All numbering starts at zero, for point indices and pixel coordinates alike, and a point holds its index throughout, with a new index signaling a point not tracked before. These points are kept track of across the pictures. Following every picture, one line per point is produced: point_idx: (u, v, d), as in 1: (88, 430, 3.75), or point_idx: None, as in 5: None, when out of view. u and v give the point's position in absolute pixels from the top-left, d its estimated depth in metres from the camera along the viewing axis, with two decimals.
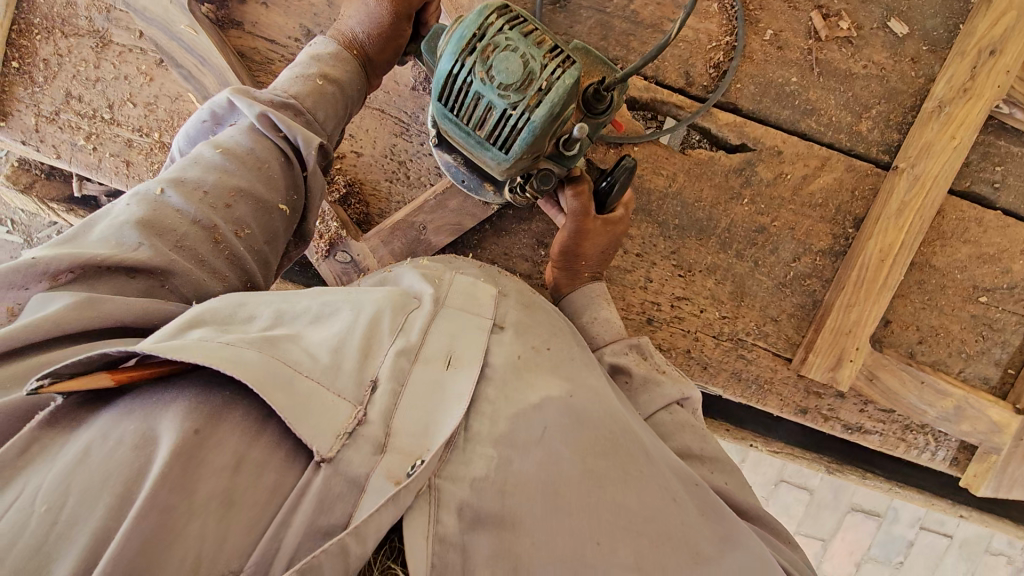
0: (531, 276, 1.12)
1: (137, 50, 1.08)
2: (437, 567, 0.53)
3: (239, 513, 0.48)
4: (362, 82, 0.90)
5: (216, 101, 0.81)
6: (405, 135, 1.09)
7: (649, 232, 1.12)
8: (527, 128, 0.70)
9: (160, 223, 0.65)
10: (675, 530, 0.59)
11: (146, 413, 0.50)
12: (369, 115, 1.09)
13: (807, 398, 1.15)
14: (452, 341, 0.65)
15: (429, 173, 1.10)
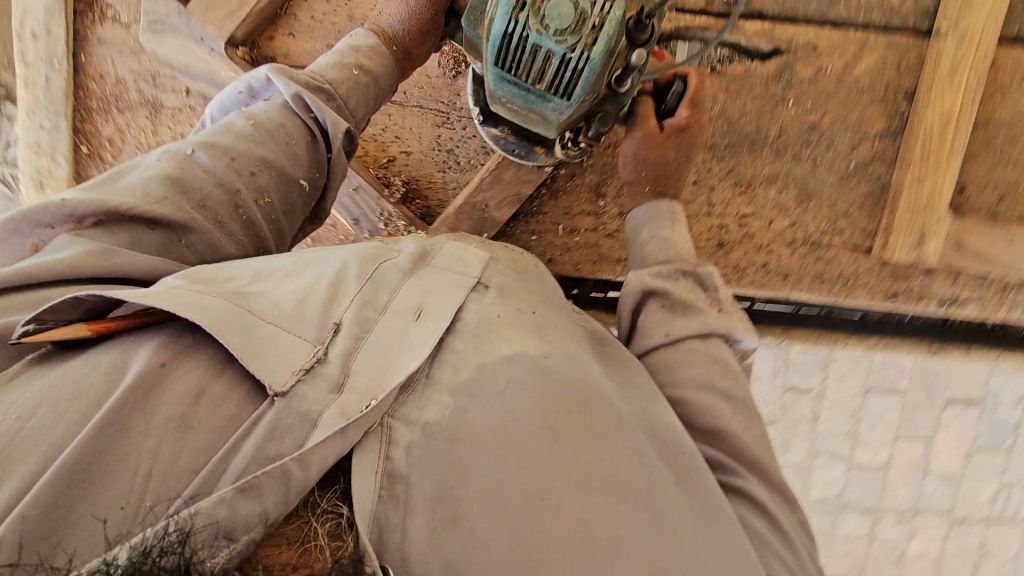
0: (597, 228, 1.16)
1: (187, 108, 1.16)
2: (384, 501, 0.54)
3: (194, 436, 0.53)
4: (397, 70, 1.00)
5: (253, 77, 0.91)
6: (446, 124, 1.15)
7: (703, 157, 1.14)
8: (588, 69, 0.75)
9: (184, 181, 0.75)
10: (635, 489, 0.58)
11: (120, 347, 0.57)
12: (409, 114, 1.16)
13: (900, 281, 1.15)
14: (427, 299, 0.67)
15: (477, 153, 1.15)
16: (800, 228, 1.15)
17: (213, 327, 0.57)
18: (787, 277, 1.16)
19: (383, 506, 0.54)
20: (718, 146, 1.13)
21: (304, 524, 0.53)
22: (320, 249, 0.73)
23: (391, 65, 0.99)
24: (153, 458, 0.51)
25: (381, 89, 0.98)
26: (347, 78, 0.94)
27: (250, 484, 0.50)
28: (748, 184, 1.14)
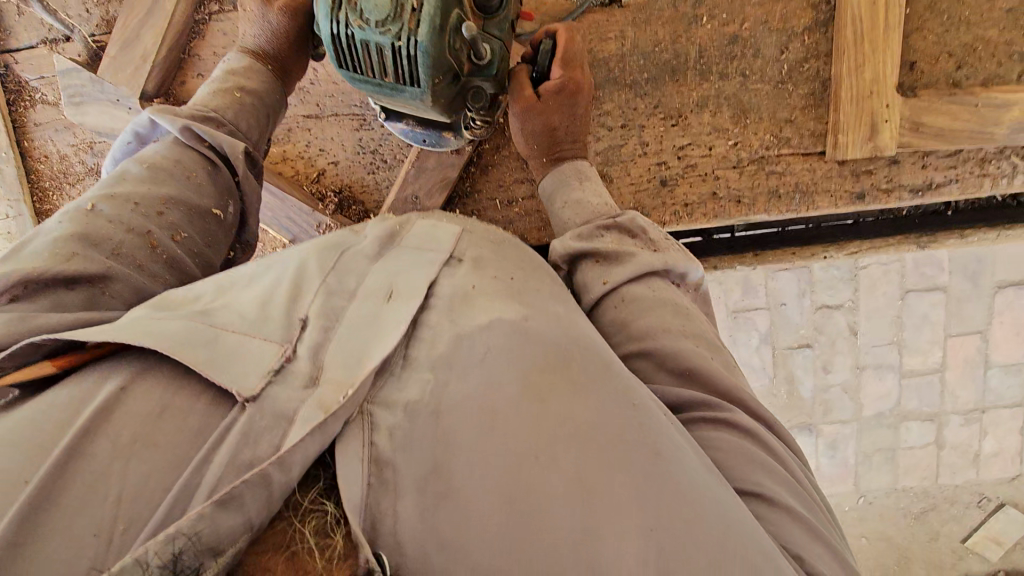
0: (525, 190, 1.53)
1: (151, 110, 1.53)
2: (374, 486, 0.61)
3: (160, 451, 0.61)
4: (273, 82, 1.38)
5: (138, 123, 1.24)
6: (364, 128, 1.54)
7: (624, 95, 1.40)
8: (418, 52, 1.09)
9: (92, 234, 0.97)
10: (631, 437, 0.66)
11: (93, 373, 0.68)
12: (335, 123, 1.55)
13: (860, 181, 1.40)
14: (392, 279, 0.77)
15: (399, 149, 1.54)
16: (741, 148, 1.40)
17: (180, 352, 0.67)
18: (740, 200, 1.41)
19: (373, 494, 0.60)
20: (639, 83, 1.39)
21: (288, 526, 0.60)
22: (276, 257, 0.85)
23: (262, 80, 1.35)
24: (118, 485, 0.58)
25: (260, 104, 1.33)
26: (231, 101, 1.29)
27: (229, 497, 0.55)
28: (679, 115, 1.39)
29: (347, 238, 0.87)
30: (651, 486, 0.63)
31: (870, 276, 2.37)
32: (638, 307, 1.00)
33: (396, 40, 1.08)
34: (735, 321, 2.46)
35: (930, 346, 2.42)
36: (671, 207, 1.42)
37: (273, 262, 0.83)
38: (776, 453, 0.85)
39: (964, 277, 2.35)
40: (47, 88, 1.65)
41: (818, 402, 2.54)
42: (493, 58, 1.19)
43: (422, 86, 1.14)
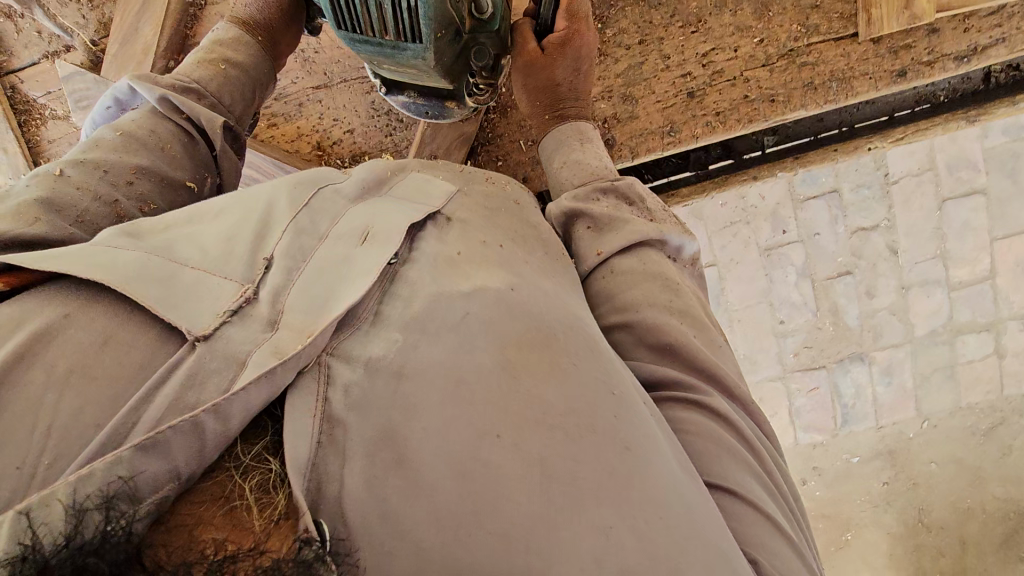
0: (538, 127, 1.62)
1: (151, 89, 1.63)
2: (321, 445, 0.63)
3: (99, 384, 0.61)
4: (264, 57, 1.49)
5: (117, 90, 1.32)
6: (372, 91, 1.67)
7: (638, 12, 1.45)
8: (421, 6, 1.20)
9: (57, 197, 0.99)
10: (598, 418, 0.71)
11: (25, 300, 0.67)
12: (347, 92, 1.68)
13: (898, 59, 1.38)
14: (370, 220, 0.82)
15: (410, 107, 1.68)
16: (767, 45, 1.42)
17: (133, 282, 0.66)
18: (774, 99, 1.41)
19: (322, 453, 0.63)
20: None
21: (229, 477, 0.61)
22: (252, 192, 0.86)
23: (250, 52, 1.45)
24: (53, 412, 0.58)
25: (240, 78, 1.43)
26: (215, 72, 1.39)
27: (155, 442, 0.56)
28: (697, 21, 1.43)
29: (327, 179, 0.90)
30: (611, 461, 0.68)
31: (904, 189, 2.31)
32: (626, 280, 1.05)
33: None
34: (769, 258, 2.41)
35: (976, 252, 2.36)
36: (705, 118, 1.44)
37: (245, 198, 0.85)
38: (743, 438, 0.90)
39: (1003, 176, 2.29)
40: (53, 103, 1.75)
41: (866, 328, 2.46)
42: (494, 15, 1.34)
43: (422, 41, 1.25)
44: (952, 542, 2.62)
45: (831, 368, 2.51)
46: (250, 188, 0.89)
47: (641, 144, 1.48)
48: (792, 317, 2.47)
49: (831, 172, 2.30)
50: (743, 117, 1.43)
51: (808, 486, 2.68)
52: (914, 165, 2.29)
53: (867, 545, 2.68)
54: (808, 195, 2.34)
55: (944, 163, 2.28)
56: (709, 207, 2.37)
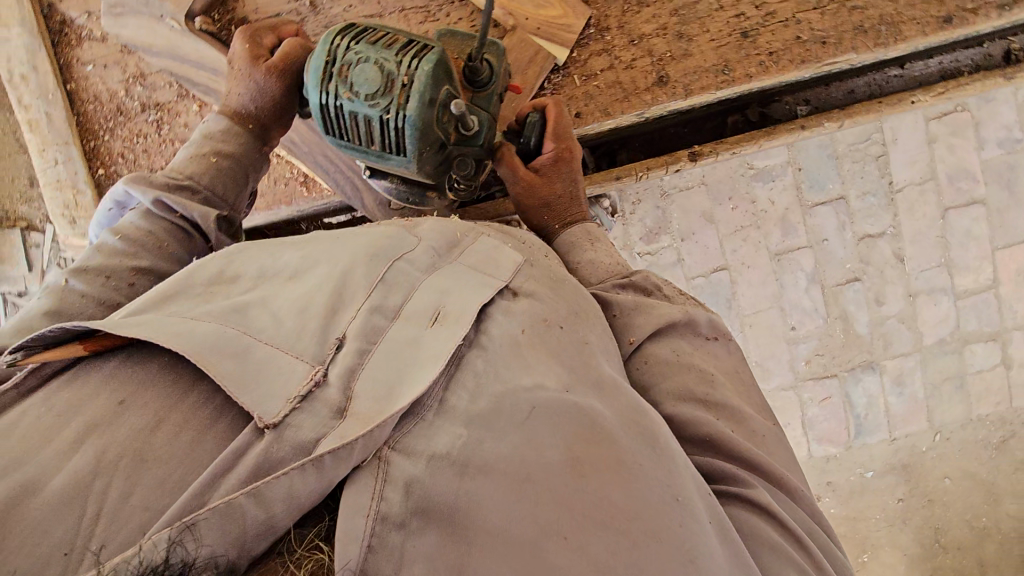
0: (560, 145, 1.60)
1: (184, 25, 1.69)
2: (376, 542, 0.66)
3: (147, 471, 0.68)
4: (255, 148, 1.43)
5: (115, 194, 1.33)
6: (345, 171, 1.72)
7: None
8: (405, 123, 1.06)
9: (64, 309, 1.09)
10: (661, 523, 0.75)
11: (75, 384, 0.77)
12: None
13: (943, 6, 1.35)
14: (441, 300, 0.87)
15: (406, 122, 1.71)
16: None
17: (209, 354, 0.72)
18: (826, 41, 1.37)
19: (373, 556, 0.66)
20: None
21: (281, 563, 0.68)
22: (331, 255, 0.92)
23: (241, 142, 1.40)
24: (103, 497, 0.66)
25: (233, 169, 1.39)
26: (207, 166, 1.36)
27: (195, 522, 0.63)
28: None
29: (397, 247, 0.94)
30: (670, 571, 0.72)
31: (907, 197, 2.38)
32: (662, 372, 1.03)
33: (384, 113, 1.06)
34: (780, 263, 2.42)
35: (978, 262, 2.42)
36: (757, 57, 1.38)
37: (322, 263, 0.91)
38: (792, 535, 0.86)
39: (1000, 187, 2.37)
40: (90, 23, 1.82)
41: (876, 336, 2.46)
42: (479, 129, 1.19)
43: (408, 156, 1.11)
44: (972, 564, 2.55)
45: (843, 378, 2.49)
46: (320, 244, 0.96)
47: (694, 82, 1.40)
48: (804, 324, 2.46)
49: (837, 178, 2.37)
50: (796, 58, 1.37)
51: (822, 502, 2.58)
52: (917, 175, 2.36)
53: (885, 569, 2.59)
54: (815, 201, 2.39)
55: (945, 174, 2.37)
56: (721, 212, 2.39)
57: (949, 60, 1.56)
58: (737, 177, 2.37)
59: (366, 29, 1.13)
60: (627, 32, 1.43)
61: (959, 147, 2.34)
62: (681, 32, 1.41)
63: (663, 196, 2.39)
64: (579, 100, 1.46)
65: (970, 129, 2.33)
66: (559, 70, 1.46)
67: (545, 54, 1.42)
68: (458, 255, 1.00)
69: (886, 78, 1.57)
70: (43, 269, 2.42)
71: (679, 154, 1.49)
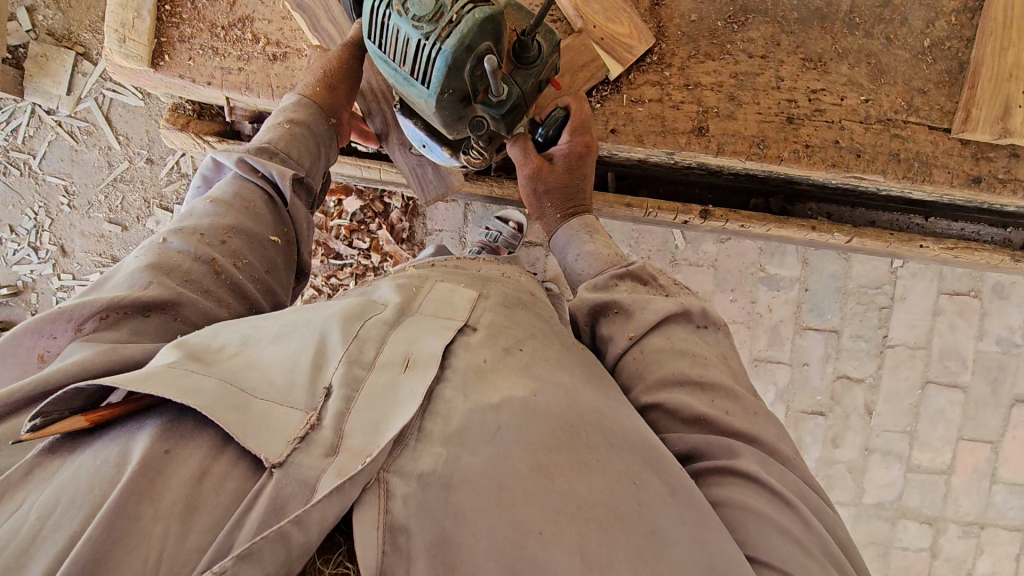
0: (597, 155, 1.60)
1: None
2: (389, 551, 0.71)
3: (201, 514, 0.69)
4: (322, 118, 1.40)
5: (204, 168, 1.33)
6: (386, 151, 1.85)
7: (771, 32, 1.46)
8: (439, 56, 0.98)
9: (164, 263, 1.07)
10: (623, 510, 0.80)
11: (121, 435, 0.74)
12: None
13: (977, 166, 1.44)
14: (411, 346, 0.90)
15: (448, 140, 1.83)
16: (870, 107, 1.44)
17: (218, 409, 0.74)
18: (861, 155, 1.42)
19: (388, 561, 0.71)
20: (790, 20, 1.45)
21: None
22: (306, 317, 0.92)
23: (312, 113, 1.39)
24: (163, 542, 0.66)
25: (304, 134, 1.36)
26: (283, 133, 1.34)
27: (251, 551, 0.64)
28: (819, 61, 1.45)
29: (369, 310, 0.95)
30: (641, 548, 0.77)
31: (896, 356, 2.40)
32: (654, 359, 1.08)
33: (423, 39, 0.98)
34: (755, 369, 2.44)
35: (942, 445, 2.41)
36: (794, 144, 1.43)
37: (301, 322, 0.91)
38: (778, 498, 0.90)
39: (985, 380, 2.39)
40: None
41: (821, 476, 2.46)
42: (508, 99, 1.08)
43: (431, 90, 1.03)
44: None
45: None
46: (294, 312, 0.95)
47: (729, 144, 1.44)
48: None
49: (838, 312, 2.39)
50: (829, 159, 1.43)
51: None
52: (912, 338, 2.39)
53: None
54: (811, 325, 2.41)
55: (939, 348, 2.39)
56: (720, 300, 2.41)
57: (971, 230, 1.63)
58: (745, 273, 2.40)
59: None
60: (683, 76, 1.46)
61: (961, 329, 2.37)
62: (732, 95, 1.45)
63: (671, 263, 2.41)
64: (619, 119, 1.48)
65: (977, 316, 2.36)
66: (610, 83, 1.48)
67: (600, 65, 1.43)
68: (419, 305, 1.03)
69: (909, 223, 1.63)
70: (80, 98, 2.53)
71: (693, 207, 1.53)
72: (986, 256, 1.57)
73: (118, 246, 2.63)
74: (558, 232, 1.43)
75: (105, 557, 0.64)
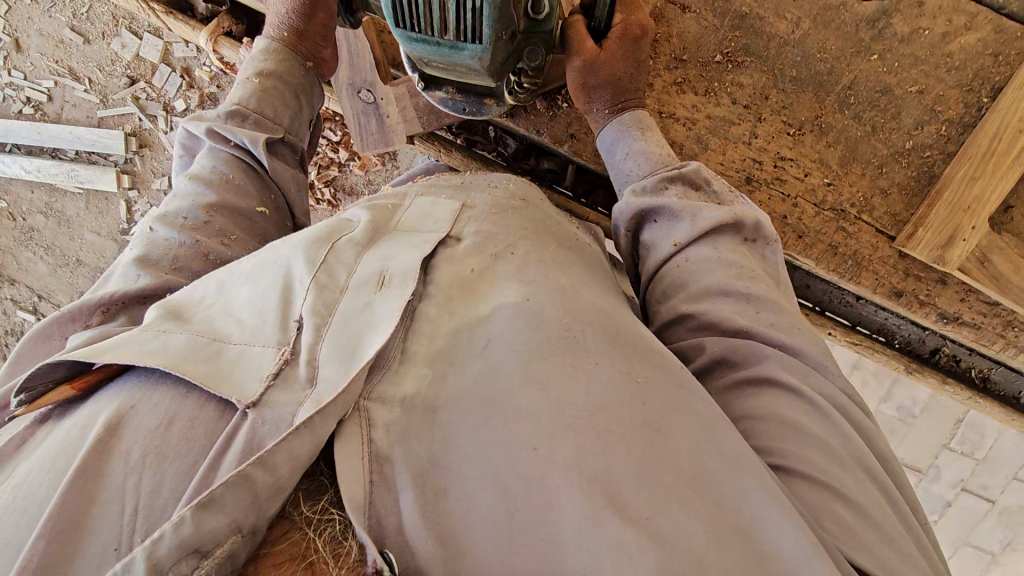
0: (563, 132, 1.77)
1: None
2: (376, 480, 0.78)
3: (170, 463, 0.77)
4: (293, 60, 1.56)
5: (182, 140, 1.53)
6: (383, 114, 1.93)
7: (765, 81, 1.68)
8: (485, 7, 1.16)
9: (152, 252, 1.20)
10: (625, 413, 0.83)
11: (97, 403, 0.85)
12: None
13: (904, 281, 1.71)
14: (385, 264, 0.99)
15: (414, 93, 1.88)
16: (831, 191, 1.70)
17: (186, 365, 0.84)
18: (803, 236, 1.71)
19: (376, 489, 0.78)
20: (785, 78, 1.67)
21: (302, 537, 0.79)
22: (271, 255, 1.02)
23: (280, 59, 1.55)
24: (133, 497, 0.74)
25: (275, 87, 1.53)
26: (257, 90, 1.50)
27: (210, 500, 0.69)
28: (799, 127, 1.68)
29: (345, 230, 1.09)
30: (646, 451, 0.79)
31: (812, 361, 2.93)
32: (698, 268, 1.18)
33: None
34: None
35: None
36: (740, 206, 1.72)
37: (269, 261, 1.01)
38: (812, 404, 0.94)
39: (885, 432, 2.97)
40: None
41: None
42: (548, 18, 1.34)
43: (485, 43, 1.22)
44: None
45: None
46: (265, 250, 1.06)
47: None
48: None
49: None
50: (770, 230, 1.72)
51: None
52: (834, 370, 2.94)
53: None
54: None
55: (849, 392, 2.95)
56: None
57: (890, 319, 1.96)
58: None
59: None
60: (661, 103, 1.72)
61: (870, 386, 2.90)
62: (702, 137, 1.73)
63: None
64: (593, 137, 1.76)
65: (890, 381, 2.89)
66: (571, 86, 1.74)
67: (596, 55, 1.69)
68: (395, 225, 1.15)
69: (841, 297, 1.96)
70: None
71: None
72: (887, 361, 1.97)
73: (75, 55, 3.05)
74: (607, 128, 1.53)
75: (86, 514, 0.73)
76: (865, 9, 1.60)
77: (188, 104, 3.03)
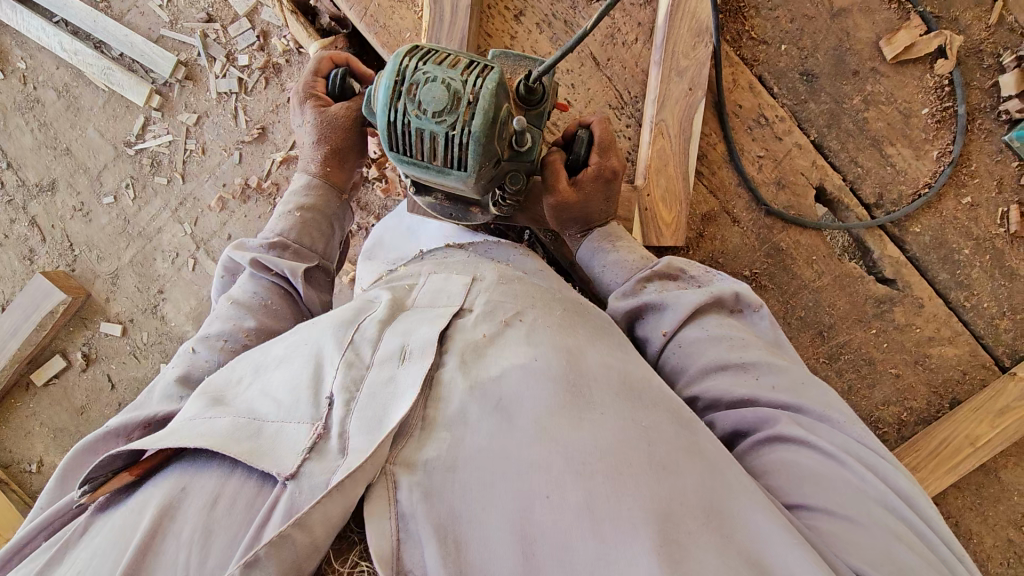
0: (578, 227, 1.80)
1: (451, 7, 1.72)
2: (402, 537, 0.78)
3: (217, 537, 0.78)
4: (332, 195, 1.54)
5: (225, 263, 1.53)
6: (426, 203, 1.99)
7: (777, 311, 1.83)
8: (469, 142, 1.18)
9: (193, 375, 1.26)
10: (635, 456, 0.86)
11: (151, 488, 0.86)
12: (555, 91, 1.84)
13: None
14: (404, 338, 1.01)
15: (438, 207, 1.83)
16: None
17: (229, 443, 0.84)
18: None
19: (404, 548, 0.78)
20: (792, 319, 1.83)
21: None
22: (306, 338, 1.05)
23: (323, 197, 1.53)
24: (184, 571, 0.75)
25: (318, 221, 1.52)
26: (296, 223, 1.49)
27: (255, 561, 0.71)
28: None
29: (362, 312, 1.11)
30: (654, 488, 0.83)
31: None
32: (693, 349, 1.16)
33: (449, 129, 1.18)
34: None
35: None
36: None
37: (302, 345, 1.03)
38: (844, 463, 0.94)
39: None
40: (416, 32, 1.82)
41: None
42: (531, 148, 1.33)
43: (468, 172, 1.23)
44: None
45: None
46: (297, 332, 1.08)
47: None
48: None
49: None
50: None
51: None
52: None
53: None
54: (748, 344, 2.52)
55: None
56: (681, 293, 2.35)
57: None
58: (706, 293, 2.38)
59: (435, 49, 1.25)
60: None
61: None
62: None
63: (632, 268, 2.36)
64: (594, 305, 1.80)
65: None
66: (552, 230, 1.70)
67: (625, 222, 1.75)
68: (416, 300, 1.17)
69: None
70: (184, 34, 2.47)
71: None
72: None
73: None
74: (581, 247, 1.48)
75: None
76: (876, 289, 1.80)
77: (252, 64, 2.41)
